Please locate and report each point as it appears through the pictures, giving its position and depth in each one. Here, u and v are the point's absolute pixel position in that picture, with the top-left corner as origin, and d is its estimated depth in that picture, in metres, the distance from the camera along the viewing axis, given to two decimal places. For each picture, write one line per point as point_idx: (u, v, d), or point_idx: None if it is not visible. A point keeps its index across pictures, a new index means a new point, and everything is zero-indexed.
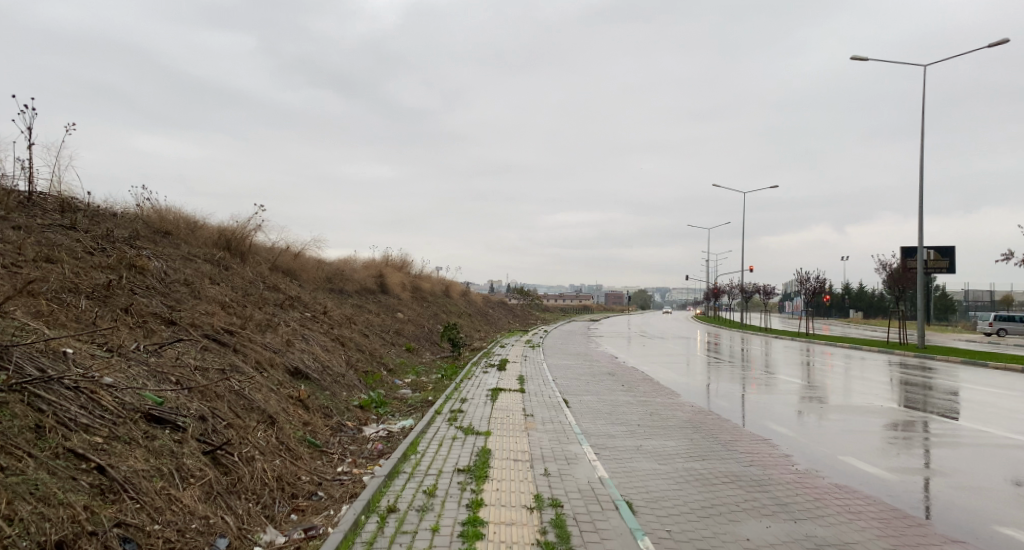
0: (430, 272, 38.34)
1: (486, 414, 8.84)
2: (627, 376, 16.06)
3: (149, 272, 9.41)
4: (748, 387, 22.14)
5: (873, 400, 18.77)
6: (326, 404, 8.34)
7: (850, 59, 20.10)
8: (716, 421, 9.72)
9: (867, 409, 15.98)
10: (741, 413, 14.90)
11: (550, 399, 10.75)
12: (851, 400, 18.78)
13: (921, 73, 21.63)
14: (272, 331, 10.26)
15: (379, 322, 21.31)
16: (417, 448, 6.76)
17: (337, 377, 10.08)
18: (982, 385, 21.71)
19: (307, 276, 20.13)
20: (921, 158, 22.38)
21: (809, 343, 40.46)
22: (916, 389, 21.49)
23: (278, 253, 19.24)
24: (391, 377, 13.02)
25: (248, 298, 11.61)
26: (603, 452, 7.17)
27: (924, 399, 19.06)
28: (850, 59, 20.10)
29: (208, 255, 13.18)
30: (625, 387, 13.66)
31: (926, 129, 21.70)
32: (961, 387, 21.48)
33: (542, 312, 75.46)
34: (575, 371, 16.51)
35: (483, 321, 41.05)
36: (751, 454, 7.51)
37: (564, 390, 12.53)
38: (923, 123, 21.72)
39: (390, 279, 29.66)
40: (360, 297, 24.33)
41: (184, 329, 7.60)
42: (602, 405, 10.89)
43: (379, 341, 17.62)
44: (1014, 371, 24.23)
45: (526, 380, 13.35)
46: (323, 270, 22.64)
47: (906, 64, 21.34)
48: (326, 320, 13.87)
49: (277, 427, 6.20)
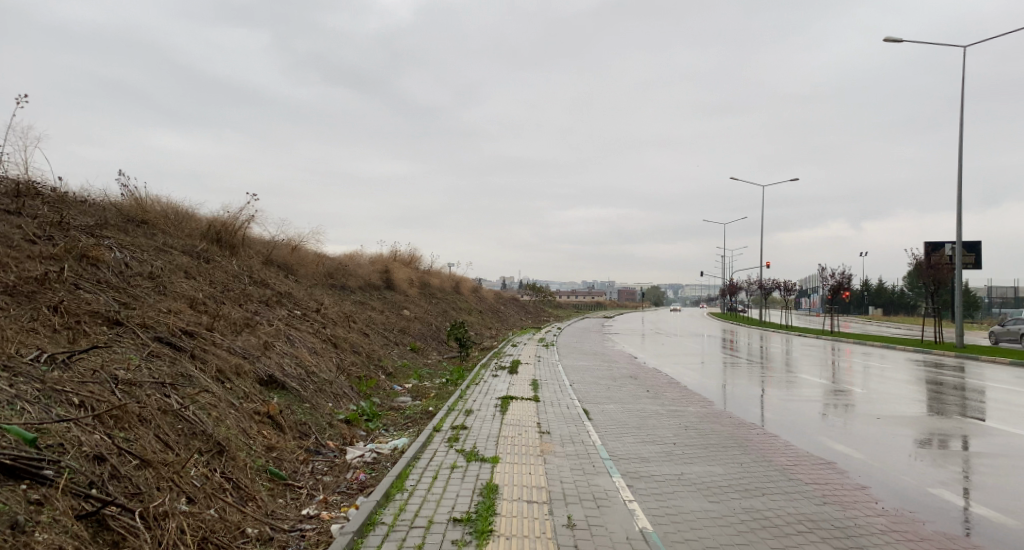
0: (438, 268, 37.09)
1: (493, 430, 7.50)
2: (650, 380, 14.67)
3: (106, 265, 8.15)
4: (774, 389, 20.69)
5: (914, 404, 17.27)
6: (303, 420, 7.02)
7: (884, 40, 18.62)
8: (764, 439, 8.30)
9: (912, 416, 14.51)
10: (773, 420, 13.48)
11: (568, 410, 9.39)
12: (890, 404, 17.28)
13: (962, 54, 20.06)
14: (249, 333, 8.95)
15: (383, 320, 20.06)
16: (405, 482, 5.41)
17: (322, 386, 8.76)
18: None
19: (306, 271, 18.91)
20: (960, 146, 20.86)
21: (834, 342, 38.74)
22: (956, 390, 19.94)
23: (274, 247, 18.00)
24: (390, 383, 11.71)
25: (227, 294, 10.34)
26: (638, 485, 5.79)
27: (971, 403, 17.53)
28: (884, 39, 18.62)
29: (189, 247, 11.93)
30: (649, 393, 12.27)
31: (966, 114, 20.17)
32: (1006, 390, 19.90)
33: (555, 310, 73.97)
34: (592, 374, 15.14)
35: (494, 318, 39.79)
36: (821, 488, 6.08)
37: (582, 397, 11.17)
38: (962, 107, 20.18)
39: (397, 274, 28.45)
40: (363, 294, 23.11)
41: (129, 332, 6.32)
42: (627, 417, 9.51)
43: (380, 341, 16.38)
44: None
45: (540, 386, 12.00)
46: (324, 265, 21.43)
47: (945, 44, 19.83)
48: (318, 318, 12.60)
49: (227, 457, 4.87)
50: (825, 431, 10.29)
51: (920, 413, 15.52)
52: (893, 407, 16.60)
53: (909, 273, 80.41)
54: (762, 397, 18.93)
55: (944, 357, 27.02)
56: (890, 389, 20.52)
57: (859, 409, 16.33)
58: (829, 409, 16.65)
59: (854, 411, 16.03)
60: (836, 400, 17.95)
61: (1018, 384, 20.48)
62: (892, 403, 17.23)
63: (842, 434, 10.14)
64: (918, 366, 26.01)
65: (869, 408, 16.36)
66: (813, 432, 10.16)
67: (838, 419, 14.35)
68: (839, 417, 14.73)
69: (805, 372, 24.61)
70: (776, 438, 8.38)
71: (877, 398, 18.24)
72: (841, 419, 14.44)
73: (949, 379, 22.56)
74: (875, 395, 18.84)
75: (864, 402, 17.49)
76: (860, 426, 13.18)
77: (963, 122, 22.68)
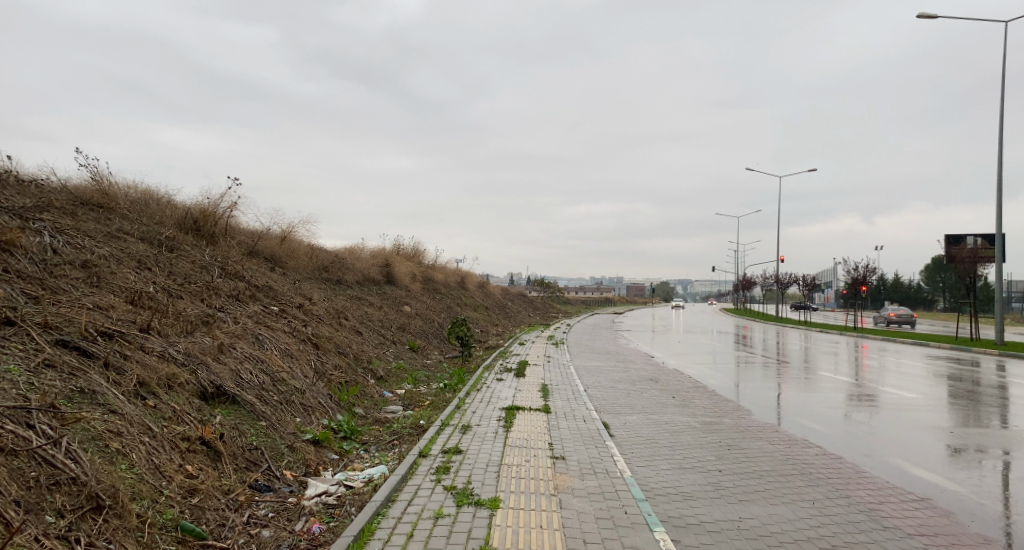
0: (443, 262, 35.70)
1: (495, 456, 6.00)
2: (672, 383, 13.12)
3: (25, 251, 6.73)
4: (800, 387, 19.21)
5: (959, 406, 15.76)
6: (253, 445, 5.55)
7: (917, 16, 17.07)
8: (827, 464, 6.74)
9: (963, 422, 13.01)
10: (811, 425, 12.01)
11: (584, 424, 7.86)
12: (932, 406, 15.77)
13: (1003, 30, 18.47)
14: (204, 333, 7.49)
15: (380, 317, 18.64)
16: (369, 544, 3.92)
17: (290, 397, 7.28)
18: None
19: (295, 264, 17.50)
20: (999, 130, 19.25)
21: (856, 338, 37.00)
22: (998, 390, 18.43)
23: (259, 238, 16.62)
24: (379, 389, 10.24)
25: (186, 289, 8.90)
26: (689, 541, 4.28)
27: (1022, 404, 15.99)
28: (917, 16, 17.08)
29: (151, 235, 10.52)
30: (675, 401, 10.75)
31: (1006, 92, 18.57)
32: None
33: (563, 305, 72.44)
34: (608, 377, 13.62)
35: (501, 314, 38.38)
36: (933, 542, 4.54)
37: (600, 407, 9.67)
38: (1002, 86, 18.58)
39: (398, 268, 27.02)
40: (361, 289, 21.72)
41: (19, 334, 4.87)
42: (656, 433, 8.01)
43: (375, 340, 14.95)
44: None
45: (551, 392, 10.49)
46: (318, 259, 20.03)
47: (985, 20, 18.22)
48: (300, 315, 11.16)
49: (107, 516, 3.40)
50: (887, 445, 8.73)
51: (968, 417, 13.98)
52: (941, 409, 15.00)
53: (927, 267, 78.25)
54: (787, 395, 17.50)
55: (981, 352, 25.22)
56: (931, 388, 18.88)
57: (905, 412, 14.71)
58: (865, 410, 15.17)
59: (900, 414, 14.42)
60: (875, 400, 16.36)
61: None
62: (940, 406, 15.60)
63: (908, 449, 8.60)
64: (955, 362, 24.27)
65: (916, 411, 14.73)
66: (871, 444, 8.63)
67: (887, 424, 12.80)
68: (888, 421, 13.14)
69: (831, 370, 23.08)
70: (843, 463, 6.79)
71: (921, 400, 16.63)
72: (892, 423, 12.84)
73: (992, 379, 20.84)
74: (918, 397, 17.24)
75: (907, 404, 15.88)
76: (918, 434, 11.61)
77: (1002, 100, 20.94)
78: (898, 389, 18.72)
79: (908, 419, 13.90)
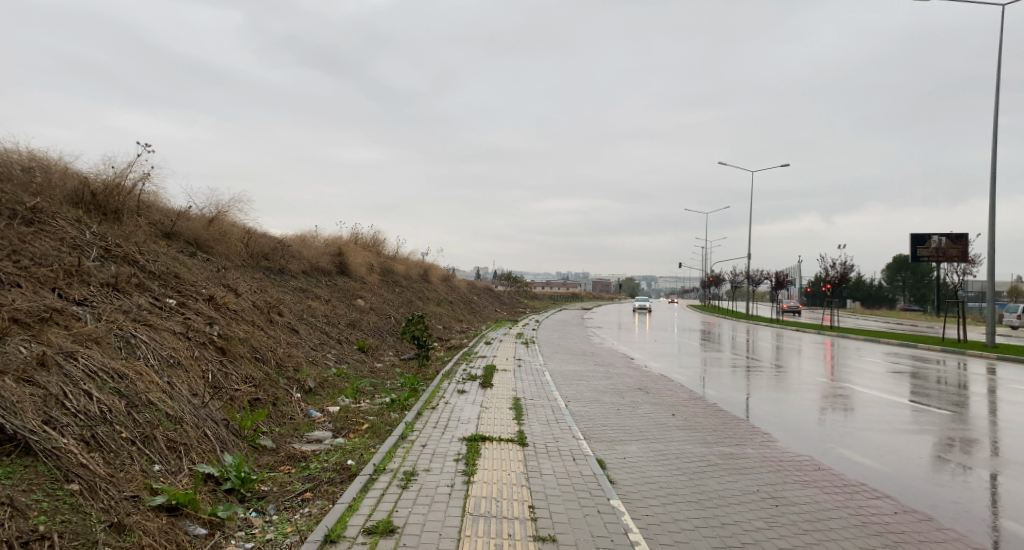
0: (405, 254, 33.42)
1: (444, 541, 3.86)
2: (665, 394, 11.19)
3: None
4: (783, 386, 17.68)
5: (958, 412, 14.40)
6: (38, 533, 3.31)
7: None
8: (920, 532, 4.73)
9: (978, 434, 11.50)
10: (819, 436, 10.22)
11: (573, 467, 5.77)
12: (930, 411, 14.36)
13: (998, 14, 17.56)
14: (25, 336, 5.17)
15: (326, 312, 16.36)
16: None
17: (151, 430, 5.01)
18: None
19: (223, 250, 15.09)
20: (994, 120, 18.20)
21: (829, 336, 36.14)
22: (992, 394, 17.19)
23: (180, 219, 14.19)
24: (304, 407, 8.03)
25: (28, 274, 6.50)
26: None
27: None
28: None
29: (3, 204, 8.02)
30: (677, 420, 8.79)
31: (1000, 78, 17.59)
32: None
33: (531, 301, 70.75)
34: (590, 386, 11.60)
35: (466, 309, 36.30)
36: None
37: (589, 433, 7.61)
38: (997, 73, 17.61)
39: (353, 259, 24.67)
40: (307, 280, 19.37)
41: None
42: (670, 476, 5.98)
43: (313, 340, 12.65)
44: None
45: (525, 411, 8.37)
46: (256, 245, 17.62)
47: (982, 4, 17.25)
48: (207, 310, 8.80)
49: None
50: (944, 485, 7.05)
51: (978, 427, 12.51)
52: (953, 418, 13.51)
53: (889, 265, 78.93)
54: (771, 397, 15.90)
55: (970, 352, 24.04)
56: (923, 392, 17.55)
57: (915, 417, 13.17)
58: (861, 414, 13.61)
59: (908, 423, 12.91)
60: (870, 404, 14.92)
61: None
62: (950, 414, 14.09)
63: (967, 491, 6.93)
64: (943, 362, 23.05)
65: (927, 418, 13.16)
66: (924, 485, 6.97)
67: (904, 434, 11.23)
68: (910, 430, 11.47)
69: (813, 370, 21.67)
70: (936, 527, 4.83)
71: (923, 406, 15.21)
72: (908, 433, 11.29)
73: (988, 380, 19.55)
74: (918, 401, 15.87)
75: (915, 411, 14.30)
76: (947, 446, 10.02)
77: (998, 84, 19.56)
78: (889, 391, 17.32)
79: (914, 428, 12.37)
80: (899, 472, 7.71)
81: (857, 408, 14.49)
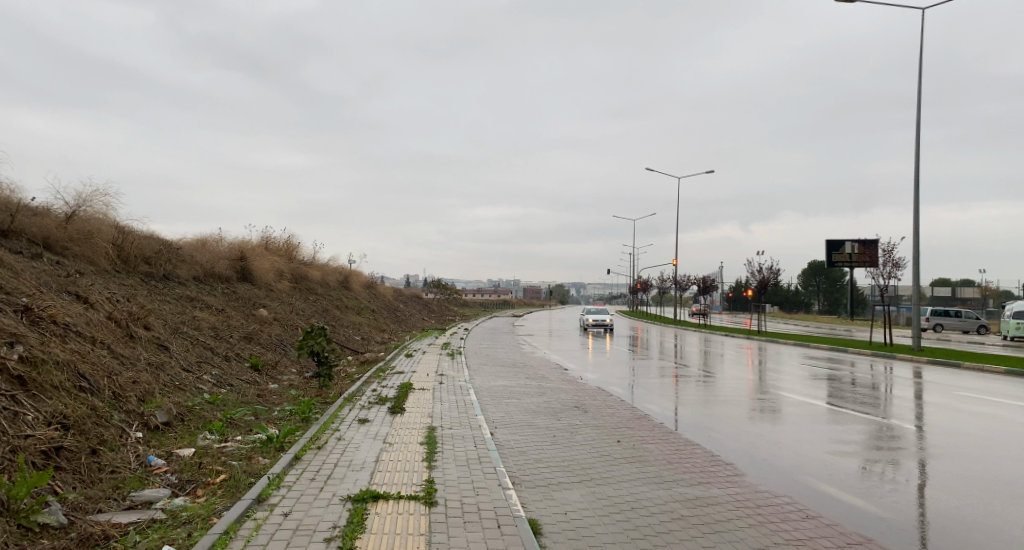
0: (321, 260, 30.92)
1: None
2: (605, 413, 9.77)
3: None
4: (722, 393, 16.73)
5: (901, 415, 13.79)
6: None
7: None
8: None
9: (929, 439, 10.74)
10: (775, 448, 9.06)
11: (498, 542, 4.11)
12: (873, 416, 13.68)
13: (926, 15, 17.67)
14: None
15: (214, 324, 13.98)
16: None
17: None
18: (996, 389, 17.49)
19: (83, 250, 12.50)
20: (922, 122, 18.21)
21: (758, 340, 36.25)
22: (925, 396, 16.87)
23: (20, 211, 11.52)
24: (141, 451, 5.93)
25: None
26: None
27: (962, 411, 14.33)
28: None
29: None
30: (624, 451, 7.31)
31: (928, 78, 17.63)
32: (973, 390, 17.15)
33: (461, 308, 68.91)
34: (521, 406, 10.00)
35: (390, 318, 34.11)
36: None
37: (520, 477, 5.99)
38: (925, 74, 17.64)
39: (258, 264, 22.14)
40: (198, 288, 16.84)
41: None
42: (626, 543, 4.46)
43: (187, 360, 10.35)
44: (1004, 366, 20.47)
45: (440, 448, 6.62)
46: (132, 247, 15.00)
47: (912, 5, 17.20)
48: (11, 323, 6.49)
49: None
50: (926, 510, 5.97)
51: (925, 430, 11.83)
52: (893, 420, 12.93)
53: (805, 271, 82.18)
54: (711, 404, 14.86)
55: (896, 356, 24.15)
56: (860, 394, 17.06)
57: (861, 423, 12.40)
58: (805, 420, 12.72)
59: (856, 427, 12.11)
60: (812, 410, 14.14)
61: (982, 386, 17.83)
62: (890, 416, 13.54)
63: (949, 514, 5.87)
64: (870, 364, 23.04)
65: (872, 423, 12.43)
66: (907, 512, 5.83)
67: (855, 437, 10.34)
68: (865, 437, 10.56)
69: (747, 375, 21.03)
70: None
71: (864, 409, 14.61)
72: (860, 439, 10.40)
73: (915, 382, 19.46)
74: (849, 404, 15.40)
75: (860, 416, 13.57)
76: (905, 453, 9.11)
77: (921, 88, 19.60)
78: (827, 395, 16.70)
79: (861, 432, 11.56)
80: (875, 492, 6.61)
81: (799, 414, 13.62)
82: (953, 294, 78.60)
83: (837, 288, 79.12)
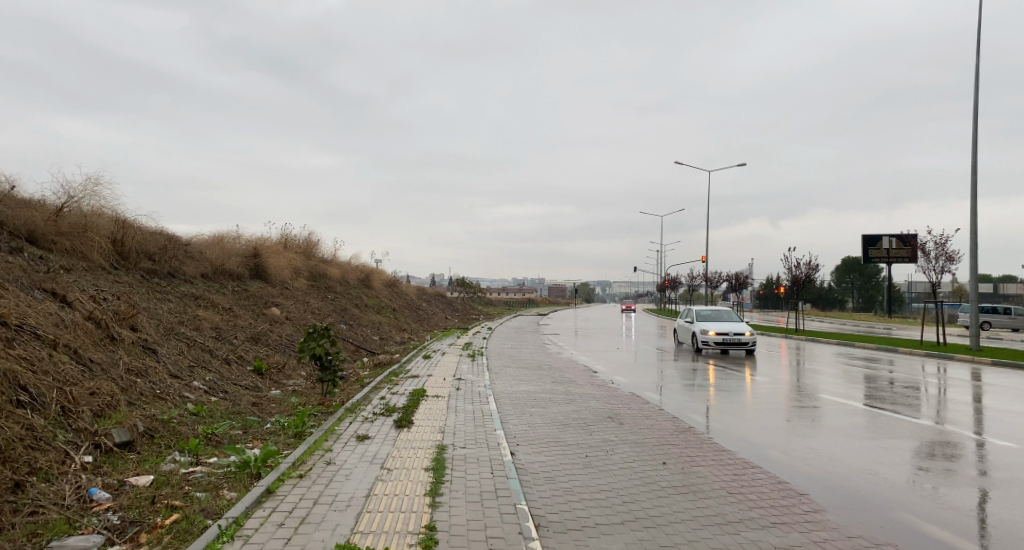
0: (340, 258, 30.09)
1: None
2: (643, 425, 8.53)
3: None
4: (767, 396, 15.32)
5: (972, 421, 12.31)
6: None
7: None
8: None
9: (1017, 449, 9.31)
10: (844, 459, 7.74)
11: None
12: (942, 421, 12.18)
13: None
14: None
15: (216, 323, 13.00)
16: None
17: None
18: None
19: (74, 246, 11.61)
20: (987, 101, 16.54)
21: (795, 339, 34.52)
22: (991, 399, 15.28)
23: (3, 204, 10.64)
24: (83, 482, 4.83)
25: None
26: None
27: None
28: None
29: None
30: (672, 479, 6.05)
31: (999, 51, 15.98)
32: None
33: (485, 306, 67.94)
34: (546, 417, 8.77)
35: (412, 317, 33.22)
36: None
37: (544, 516, 4.79)
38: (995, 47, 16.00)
39: (273, 262, 21.30)
40: (205, 286, 15.95)
41: None
42: None
43: (176, 365, 9.31)
44: None
45: (448, 477, 5.43)
46: (134, 243, 14.13)
47: None
48: None
49: None
50: None
51: (1008, 439, 10.36)
52: (956, 426, 11.51)
53: (838, 266, 79.27)
54: (757, 408, 13.46)
55: (949, 356, 22.39)
56: (920, 396, 15.50)
57: (930, 430, 10.96)
58: (866, 427, 11.30)
59: (926, 434, 10.68)
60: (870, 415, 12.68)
61: None
62: (951, 420, 12.16)
63: None
64: (923, 364, 21.25)
65: (937, 429, 11.04)
66: None
67: (933, 446, 8.95)
68: (944, 447, 9.16)
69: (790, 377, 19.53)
70: None
71: (927, 414, 13.13)
72: (939, 447, 9.02)
73: (974, 384, 17.75)
74: (897, 405, 14.01)
75: (926, 419, 12.10)
76: (999, 465, 7.72)
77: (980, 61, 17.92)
78: (884, 398, 15.15)
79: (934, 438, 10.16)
80: (991, 523, 5.30)
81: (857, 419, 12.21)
82: (997, 290, 74.99)
83: (871, 284, 76.20)
